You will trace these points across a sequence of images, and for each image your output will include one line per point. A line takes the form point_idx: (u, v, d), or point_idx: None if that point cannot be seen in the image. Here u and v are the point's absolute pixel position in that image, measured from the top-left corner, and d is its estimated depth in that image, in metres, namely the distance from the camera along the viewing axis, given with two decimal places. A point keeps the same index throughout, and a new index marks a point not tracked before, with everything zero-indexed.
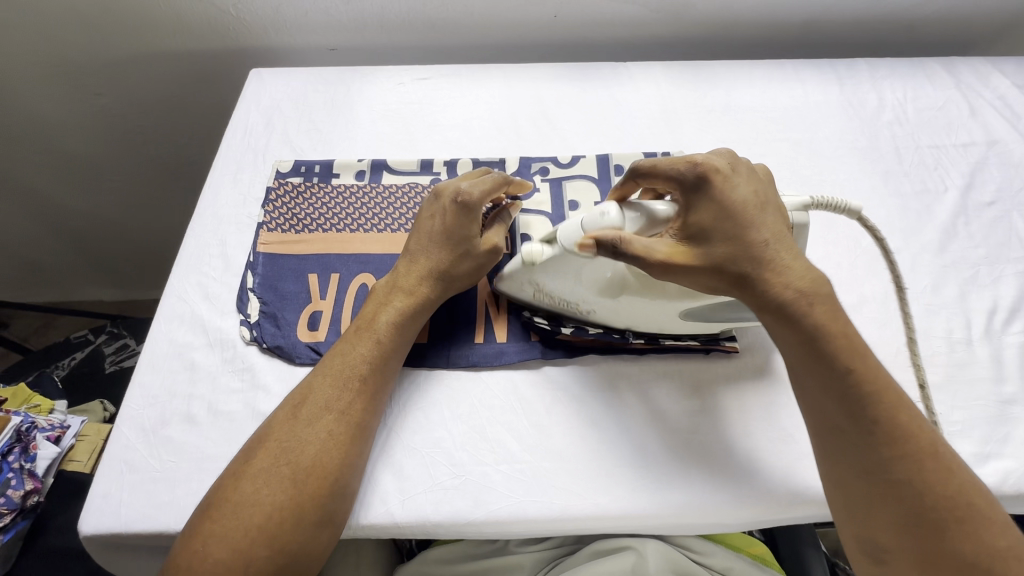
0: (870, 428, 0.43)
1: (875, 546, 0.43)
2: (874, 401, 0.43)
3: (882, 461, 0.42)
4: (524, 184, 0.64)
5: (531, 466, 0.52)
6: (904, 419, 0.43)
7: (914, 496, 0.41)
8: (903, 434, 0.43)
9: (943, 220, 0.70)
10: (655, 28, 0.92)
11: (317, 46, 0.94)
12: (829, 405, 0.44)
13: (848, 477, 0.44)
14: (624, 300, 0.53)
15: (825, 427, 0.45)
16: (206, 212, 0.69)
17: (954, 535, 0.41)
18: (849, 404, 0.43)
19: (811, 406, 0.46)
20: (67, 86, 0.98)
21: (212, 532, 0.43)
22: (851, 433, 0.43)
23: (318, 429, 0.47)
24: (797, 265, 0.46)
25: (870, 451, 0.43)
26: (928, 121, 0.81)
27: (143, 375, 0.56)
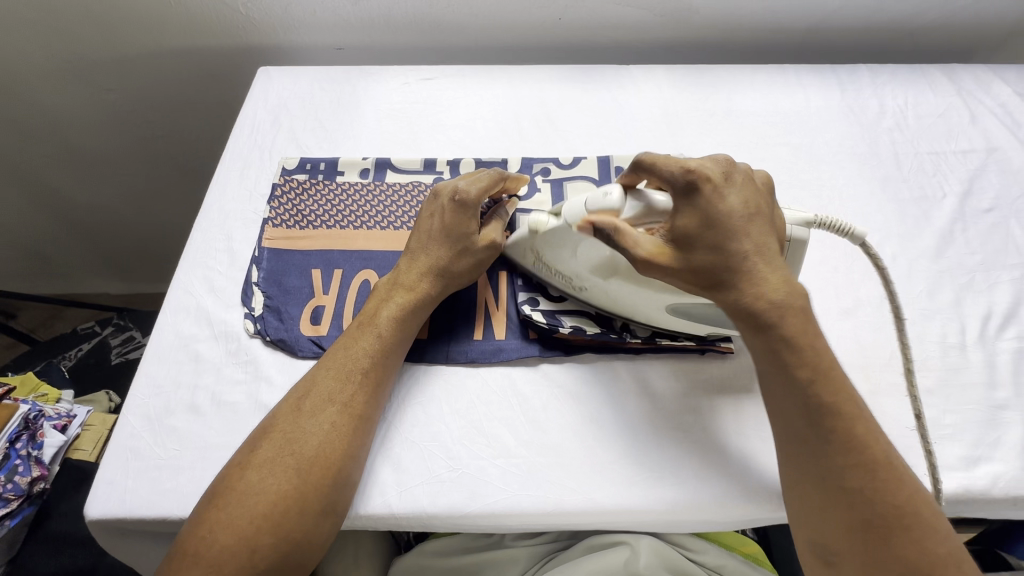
0: (825, 435, 0.44)
1: (824, 550, 0.44)
2: (833, 411, 0.44)
3: (834, 467, 0.43)
4: (519, 177, 0.65)
5: (527, 460, 0.53)
6: (860, 431, 0.44)
7: (863, 503, 0.42)
8: (860, 444, 0.44)
9: (940, 226, 0.71)
10: (658, 32, 0.93)
11: (325, 46, 0.95)
12: (790, 410, 0.46)
13: (804, 482, 0.45)
14: (614, 283, 0.55)
15: (787, 432, 0.46)
16: (213, 207, 0.71)
17: (898, 543, 0.41)
18: (808, 412, 0.45)
19: (775, 413, 0.47)
20: (78, 81, 1.00)
21: (218, 518, 0.44)
22: (807, 438, 0.45)
23: (321, 420, 0.48)
24: (774, 277, 0.47)
25: (825, 457, 0.44)
26: (928, 127, 0.81)
27: (149, 366, 0.58)
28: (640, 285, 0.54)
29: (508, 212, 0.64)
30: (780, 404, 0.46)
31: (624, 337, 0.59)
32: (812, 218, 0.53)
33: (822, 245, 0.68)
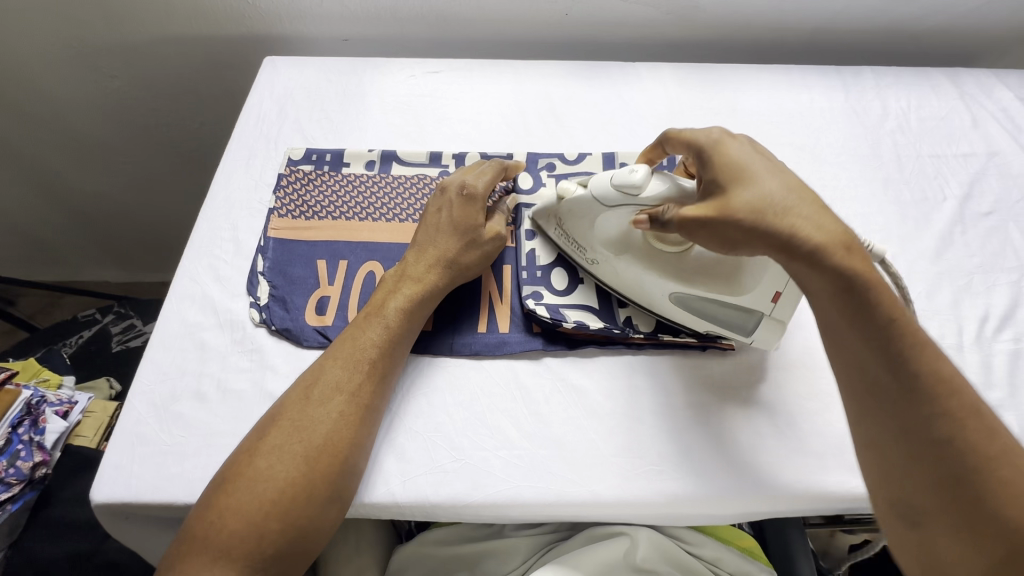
0: (910, 387, 0.44)
1: (910, 507, 0.43)
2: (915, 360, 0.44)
3: (924, 419, 0.43)
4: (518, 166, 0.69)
5: (529, 452, 0.54)
6: (942, 379, 0.44)
7: (955, 455, 0.42)
8: (944, 392, 0.43)
9: (940, 228, 0.71)
10: (664, 29, 0.93)
11: (330, 37, 0.95)
12: (869, 362, 0.45)
13: (886, 435, 0.44)
14: (624, 256, 0.58)
15: (865, 384, 0.45)
16: (219, 196, 0.71)
17: (996, 495, 0.41)
18: (890, 361, 0.44)
19: (848, 366, 0.46)
20: (82, 66, 1.00)
21: (227, 505, 0.44)
22: (891, 392, 0.44)
23: (329, 408, 0.49)
24: (827, 215, 0.47)
25: (911, 409, 0.43)
26: (930, 130, 0.82)
27: (155, 353, 0.58)
28: (652, 258, 0.57)
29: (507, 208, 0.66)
30: (854, 355, 0.46)
31: (627, 331, 0.60)
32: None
33: None
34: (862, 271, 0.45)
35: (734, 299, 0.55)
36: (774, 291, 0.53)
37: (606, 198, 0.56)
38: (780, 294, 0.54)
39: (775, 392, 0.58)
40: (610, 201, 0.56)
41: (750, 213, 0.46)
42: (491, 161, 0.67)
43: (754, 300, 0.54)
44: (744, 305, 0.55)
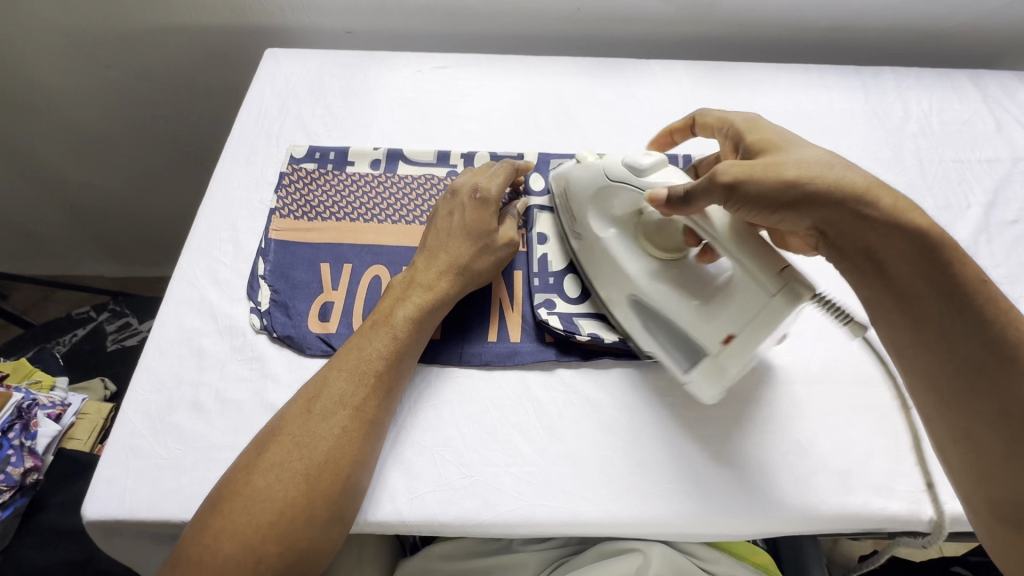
0: (997, 371, 0.42)
1: (1016, 502, 0.41)
2: (1001, 336, 0.42)
3: (1020, 401, 0.41)
4: (529, 165, 0.65)
5: (542, 469, 0.52)
6: None
7: None
8: None
9: (964, 237, 0.69)
10: (679, 25, 0.90)
11: (334, 29, 0.92)
12: (953, 345, 0.43)
13: (985, 416, 0.42)
14: (613, 238, 0.57)
15: (957, 361, 0.43)
16: (218, 195, 0.68)
17: None
18: (983, 333, 0.42)
19: (936, 342, 0.44)
20: (76, 56, 0.96)
21: (223, 527, 0.42)
22: (985, 366, 0.42)
23: (332, 424, 0.47)
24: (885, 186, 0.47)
25: (1004, 394, 0.42)
26: (953, 134, 0.80)
27: (151, 360, 0.55)
28: (639, 250, 0.55)
29: (517, 210, 0.64)
30: (944, 328, 0.43)
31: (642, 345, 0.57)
32: (809, 289, 0.45)
33: None
34: (934, 232, 0.44)
35: (684, 326, 0.51)
36: (725, 332, 0.48)
37: (615, 172, 0.55)
38: (732, 339, 0.48)
39: (797, 407, 0.55)
40: (616, 177, 0.55)
41: (811, 175, 0.46)
42: (502, 162, 0.64)
43: (703, 334, 0.50)
44: (693, 338, 0.51)
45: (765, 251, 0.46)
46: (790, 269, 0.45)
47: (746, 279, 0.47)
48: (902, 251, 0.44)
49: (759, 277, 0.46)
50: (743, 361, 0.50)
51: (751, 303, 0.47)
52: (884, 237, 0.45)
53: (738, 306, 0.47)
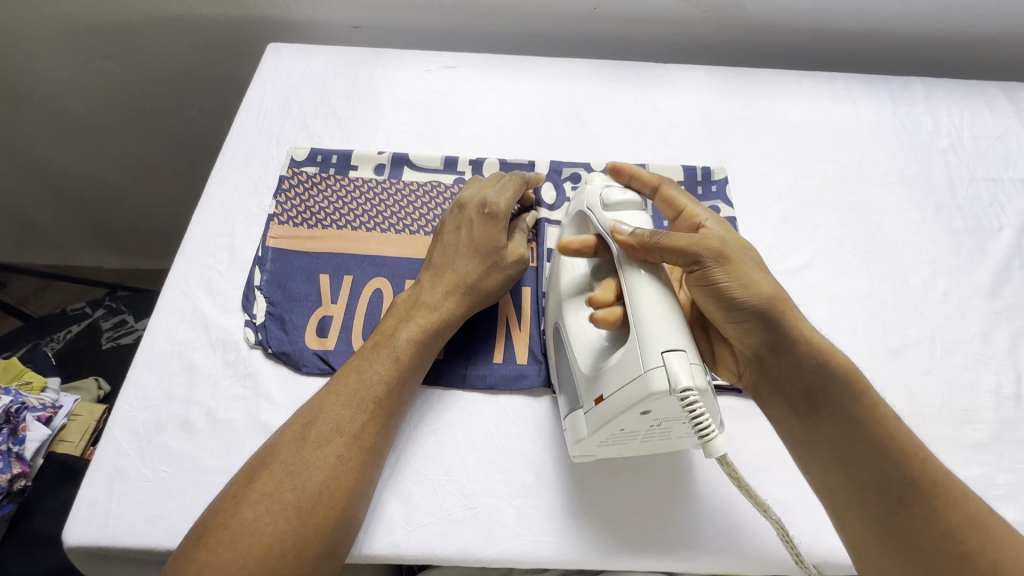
0: (918, 502, 0.41)
1: None
2: (919, 468, 0.42)
3: (942, 533, 0.40)
4: (539, 176, 0.62)
5: (547, 502, 0.49)
6: (950, 485, 0.42)
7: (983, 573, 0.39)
8: (954, 500, 0.41)
9: (996, 262, 0.66)
10: (699, 28, 0.86)
11: (340, 23, 0.88)
12: (879, 475, 0.42)
13: (909, 557, 0.40)
14: (572, 264, 0.54)
15: (878, 491, 0.42)
16: (215, 198, 0.65)
17: None
18: (897, 467, 0.42)
19: (863, 474, 0.42)
20: (72, 45, 0.93)
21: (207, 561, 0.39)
22: (902, 502, 0.41)
23: (328, 452, 0.44)
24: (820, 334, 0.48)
25: (928, 524, 0.40)
26: (985, 151, 0.76)
27: (139, 374, 0.53)
28: (583, 285, 0.52)
29: (527, 224, 0.61)
30: (870, 463, 0.42)
31: None
32: (686, 385, 0.39)
33: (870, 277, 0.64)
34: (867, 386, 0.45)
35: (578, 368, 0.48)
36: (600, 391, 0.44)
37: (591, 200, 0.53)
38: (601, 402, 0.44)
39: None
40: (588, 206, 0.52)
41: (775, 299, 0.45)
42: (511, 173, 0.61)
43: (587, 387, 0.46)
44: (580, 385, 0.48)
45: (669, 327, 0.42)
46: (675, 352, 0.41)
47: (635, 346, 0.43)
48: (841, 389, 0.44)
49: (642, 351, 0.42)
50: (613, 437, 0.45)
51: (630, 373, 0.42)
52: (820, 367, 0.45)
53: (618, 370, 0.43)
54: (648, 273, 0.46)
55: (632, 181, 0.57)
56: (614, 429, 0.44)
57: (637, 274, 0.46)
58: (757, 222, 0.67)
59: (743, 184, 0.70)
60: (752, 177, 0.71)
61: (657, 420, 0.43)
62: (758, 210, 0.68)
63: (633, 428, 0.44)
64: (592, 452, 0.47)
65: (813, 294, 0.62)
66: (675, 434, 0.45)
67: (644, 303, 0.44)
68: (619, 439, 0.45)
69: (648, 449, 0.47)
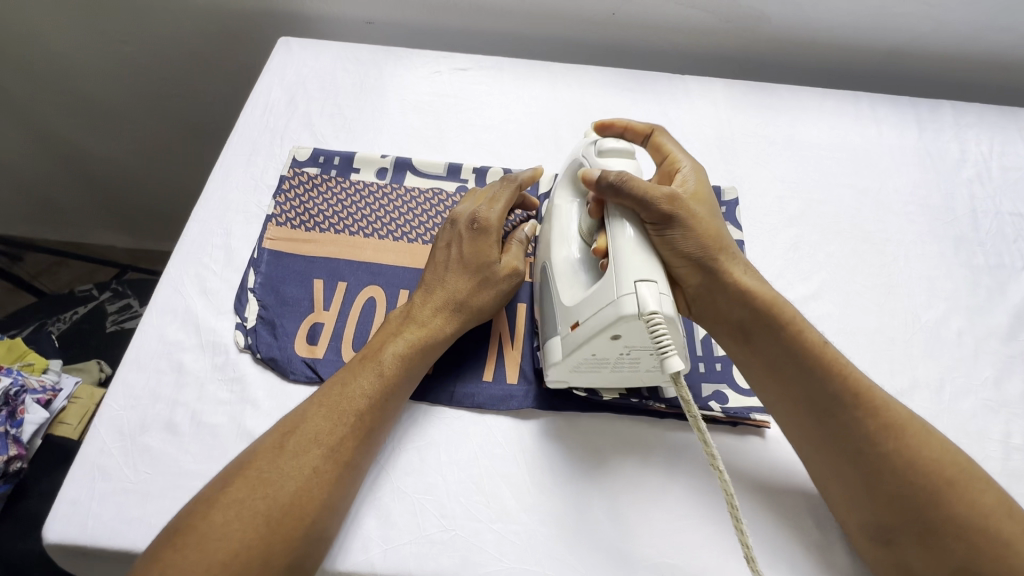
0: (841, 411, 0.46)
1: (883, 527, 0.44)
2: (841, 378, 0.47)
3: (867, 437, 0.45)
4: (533, 173, 0.61)
5: (527, 529, 0.48)
6: (875, 396, 0.47)
7: (904, 467, 0.44)
8: (876, 407, 0.46)
9: (1016, 303, 0.63)
10: (720, 39, 0.84)
11: (353, 19, 0.87)
12: (805, 389, 0.48)
13: (842, 460, 0.46)
14: (565, 209, 0.56)
15: (810, 403, 0.48)
16: (215, 195, 0.65)
17: (950, 501, 0.42)
18: (827, 383, 0.47)
19: (798, 393, 0.48)
20: (89, 27, 0.93)
21: (175, 561, 0.39)
22: (833, 415, 0.46)
23: (304, 462, 0.44)
24: (759, 278, 0.52)
25: (849, 429, 0.46)
26: (1015, 184, 0.72)
27: (128, 372, 0.53)
28: (572, 227, 0.54)
29: (525, 235, 0.59)
30: (802, 382, 0.48)
31: (645, 400, 0.53)
32: (653, 309, 0.42)
33: (880, 312, 0.61)
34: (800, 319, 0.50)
35: (559, 299, 0.50)
36: (576, 317, 0.47)
37: (586, 149, 0.55)
38: (578, 327, 0.47)
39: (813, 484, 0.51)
40: (584, 154, 0.55)
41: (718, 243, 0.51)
42: (502, 179, 0.60)
43: (564, 314, 0.49)
44: (558, 314, 0.50)
45: (643, 259, 0.46)
46: (647, 283, 0.44)
47: (611, 275, 0.45)
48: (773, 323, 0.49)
49: (616, 277, 0.45)
50: (586, 361, 0.48)
51: (605, 295, 0.45)
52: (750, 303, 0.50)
53: (593, 298, 0.46)
54: (631, 223, 0.48)
55: (625, 133, 0.60)
56: (586, 352, 0.47)
57: (620, 222, 0.48)
58: (766, 247, 0.65)
59: (753, 207, 0.68)
60: (765, 200, 0.69)
61: (626, 348, 0.46)
62: (767, 235, 0.66)
63: (604, 354, 0.47)
64: (566, 377, 0.50)
65: (819, 327, 0.60)
66: (642, 365, 0.49)
67: (620, 238, 0.47)
68: (591, 364, 0.49)
69: (617, 377, 0.51)
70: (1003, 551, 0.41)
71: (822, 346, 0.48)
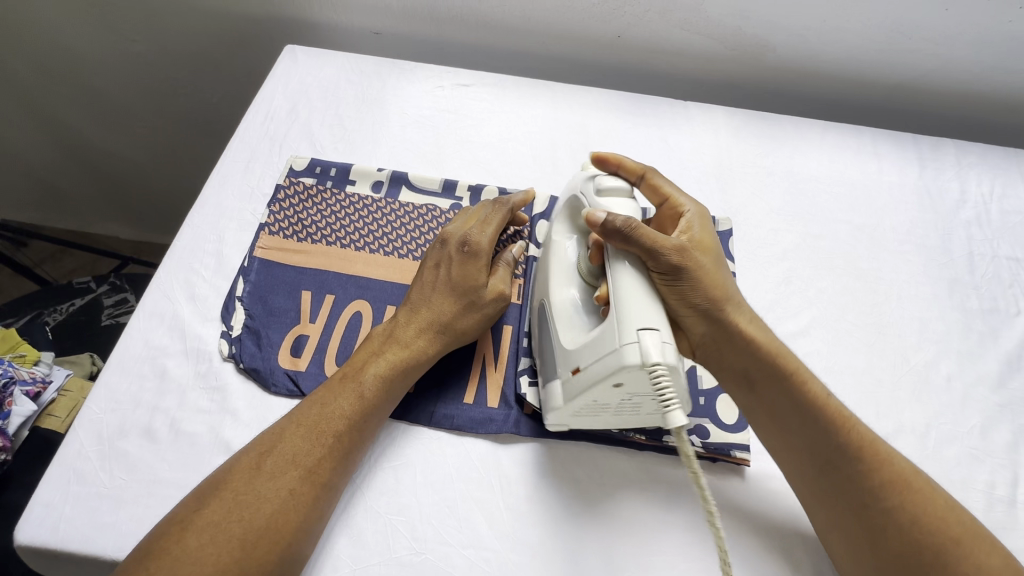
0: (844, 464, 0.46)
1: None
2: (846, 432, 0.47)
3: (869, 491, 0.45)
4: (525, 196, 0.61)
5: (498, 556, 0.47)
6: (879, 448, 0.46)
7: (909, 524, 0.43)
8: (879, 462, 0.46)
9: (1008, 349, 0.62)
10: (724, 66, 0.84)
11: (360, 29, 0.88)
12: (810, 440, 0.48)
13: (845, 515, 0.45)
14: (563, 245, 0.56)
15: (812, 451, 0.47)
16: (210, 201, 0.65)
17: (956, 559, 0.41)
18: (831, 438, 0.47)
19: (800, 444, 0.48)
20: (101, 26, 0.94)
21: None
22: (837, 471, 0.46)
23: (280, 484, 0.44)
24: (763, 328, 0.51)
25: (852, 483, 0.45)
26: (1013, 228, 0.72)
27: (112, 375, 0.53)
28: (573, 266, 0.54)
29: (513, 256, 0.59)
30: (803, 431, 0.48)
31: (624, 432, 0.53)
32: (656, 361, 0.42)
33: (869, 351, 0.61)
34: (799, 373, 0.49)
35: (558, 343, 0.50)
36: (577, 362, 0.47)
37: (584, 185, 0.55)
38: (578, 372, 0.47)
39: (789, 526, 0.50)
40: (583, 189, 0.55)
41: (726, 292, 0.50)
42: (495, 201, 0.61)
43: (563, 358, 0.49)
44: (558, 357, 0.50)
45: (647, 308, 0.45)
46: (647, 331, 0.43)
47: (613, 322, 0.45)
48: (776, 375, 0.49)
49: (620, 325, 0.44)
50: (588, 407, 0.48)
51: (608, 341, 0.44)
52: (759, 354, 0.50)
53: (595, 344, 0.45)
54: (634, 264, 0.48)
55: (619, 170, 0.58)
56: (588, 400, 0.46)
57: (622, 263, 0.48)
58: (758, 280, 0.65)
59: (747, 238, 0.68)
60: (759, 231, 0.69)
61: (628, 394, 0.45)
62: (760, 267, 0.66)
63: (605, 400, 0.47)
64: (566, 421, 0.50)
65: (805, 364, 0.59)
66: (643, 409, 0.48)
67: (624, 282, 0.46)
68: (593, 410, 0.48)
69: (618, 421, 0.50)
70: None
71: (823, 399, 0.48)
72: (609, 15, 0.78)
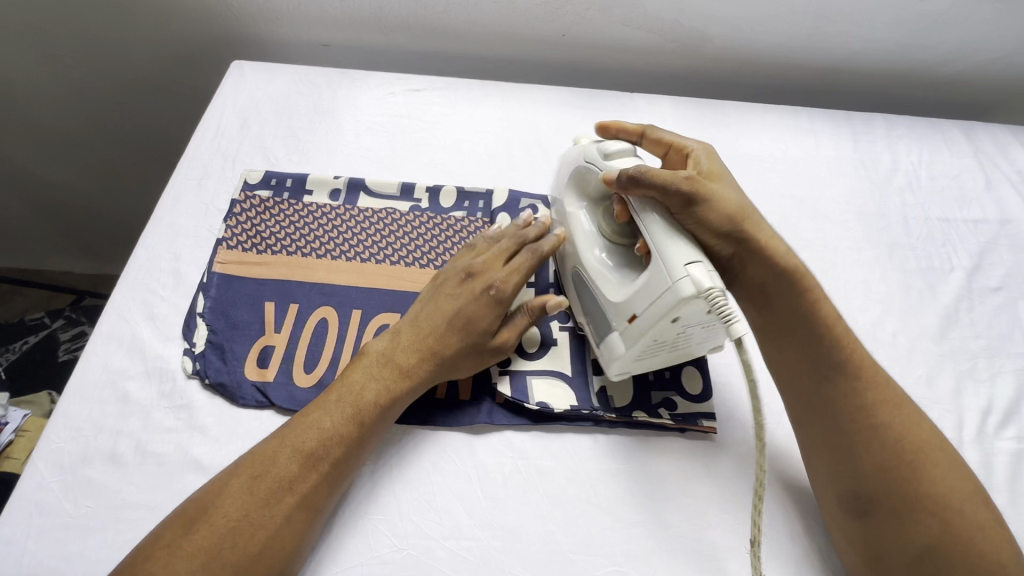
0: (839, 378, 0.49)
1: (863, 496, 0.46)
2: (848, 349, 0.50)
3: (856, 408, 0.48)
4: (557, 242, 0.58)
5: (479, 545, 0.48)
6: (875, 372, 0.49)
7: (893, 439, 0.46)
8: (868, 382, 0.49)
9: (945, 303, 0.66)
10: (667, 58, 0.87)
11: (309, 41, 0.88)
12: (816, 360, 0.50)
13: (833, 430, 0.48)
14: (577, 213, 0.59)
15: (811, 368, 0.50)
16: (163, 221, 0.64)
17: (926, 476, 0.45)
18: (839, 363, 0.49)
19: (806, 362, 0.50)
20: (36, 53, 0.91)
21: None
22: (833, 391, 0.49)
23: (274, 510, 0.43)
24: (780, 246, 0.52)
25: (843, 397, 0.48)
26: (941, 190, 0.77)
27: (71, 404, 0.52)
28: (592, 232, 0.57)
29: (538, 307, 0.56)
30: (811, 352, 0.50)
31: (596, 411, 0.54)
32: (709, 286, 0.44)
33: None
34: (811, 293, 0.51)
35: (604, 297, 0.52)
36: (632, 310, 0.49)
37: (589, 152, 0.58)
38: (634, 320, 0.49)
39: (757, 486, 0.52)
40: (589, 157, 0.57)
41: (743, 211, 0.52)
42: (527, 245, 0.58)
43: (614, 307, 0.51)
44: (607, 309, 0.52)
45: (680, 244, 0.47)
46: (698, 264, 0.45)
47: (658, 264, 0.47)
48: (791, 289, 0.51)
49: (664, 263, 0.46)
50: (647, 349, 0.50)
51: (658, 283, 0.46)
52: (779, 270, 0.51)
53: (644, 290, 0.47)
54: (658, 212, 0.49)
55: (620, 135, 0.61)
56: (649, 340, 0.48)
57: (649, 215, 0.49)
58: None
59: None
60: None
61: (685, 328, 0.48)
62: None
63: (664, 338, 0.49)
64: (628, 368, 0.52)
65: None
66: (694, 340, 0.50)
67: (653, 224, 0.49)
68: (652, 351, 0.50)
69: (673, 358, 0.53)
70: (973, 527, 0.43)
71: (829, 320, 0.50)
72: (552, 14, 0.81)
